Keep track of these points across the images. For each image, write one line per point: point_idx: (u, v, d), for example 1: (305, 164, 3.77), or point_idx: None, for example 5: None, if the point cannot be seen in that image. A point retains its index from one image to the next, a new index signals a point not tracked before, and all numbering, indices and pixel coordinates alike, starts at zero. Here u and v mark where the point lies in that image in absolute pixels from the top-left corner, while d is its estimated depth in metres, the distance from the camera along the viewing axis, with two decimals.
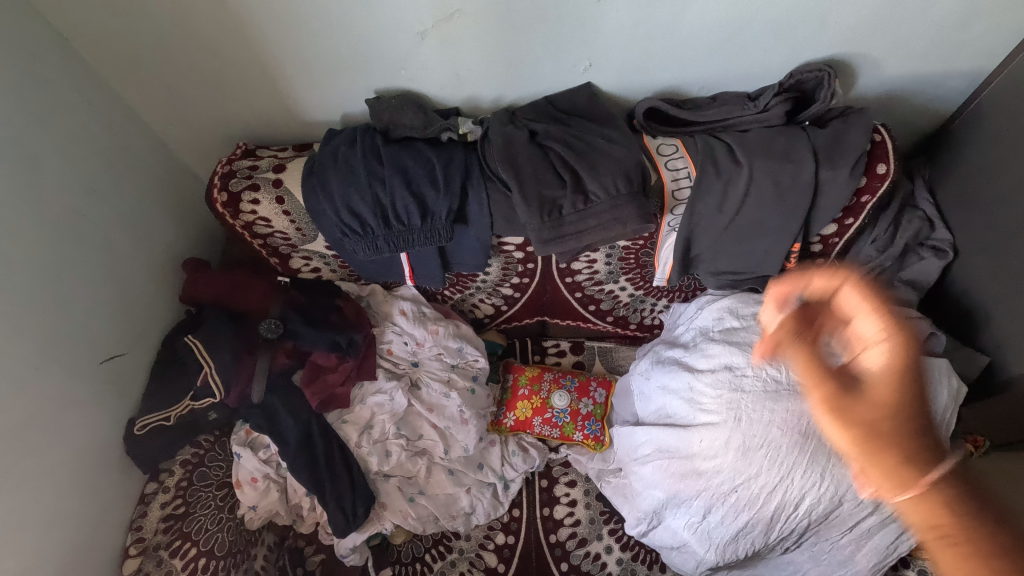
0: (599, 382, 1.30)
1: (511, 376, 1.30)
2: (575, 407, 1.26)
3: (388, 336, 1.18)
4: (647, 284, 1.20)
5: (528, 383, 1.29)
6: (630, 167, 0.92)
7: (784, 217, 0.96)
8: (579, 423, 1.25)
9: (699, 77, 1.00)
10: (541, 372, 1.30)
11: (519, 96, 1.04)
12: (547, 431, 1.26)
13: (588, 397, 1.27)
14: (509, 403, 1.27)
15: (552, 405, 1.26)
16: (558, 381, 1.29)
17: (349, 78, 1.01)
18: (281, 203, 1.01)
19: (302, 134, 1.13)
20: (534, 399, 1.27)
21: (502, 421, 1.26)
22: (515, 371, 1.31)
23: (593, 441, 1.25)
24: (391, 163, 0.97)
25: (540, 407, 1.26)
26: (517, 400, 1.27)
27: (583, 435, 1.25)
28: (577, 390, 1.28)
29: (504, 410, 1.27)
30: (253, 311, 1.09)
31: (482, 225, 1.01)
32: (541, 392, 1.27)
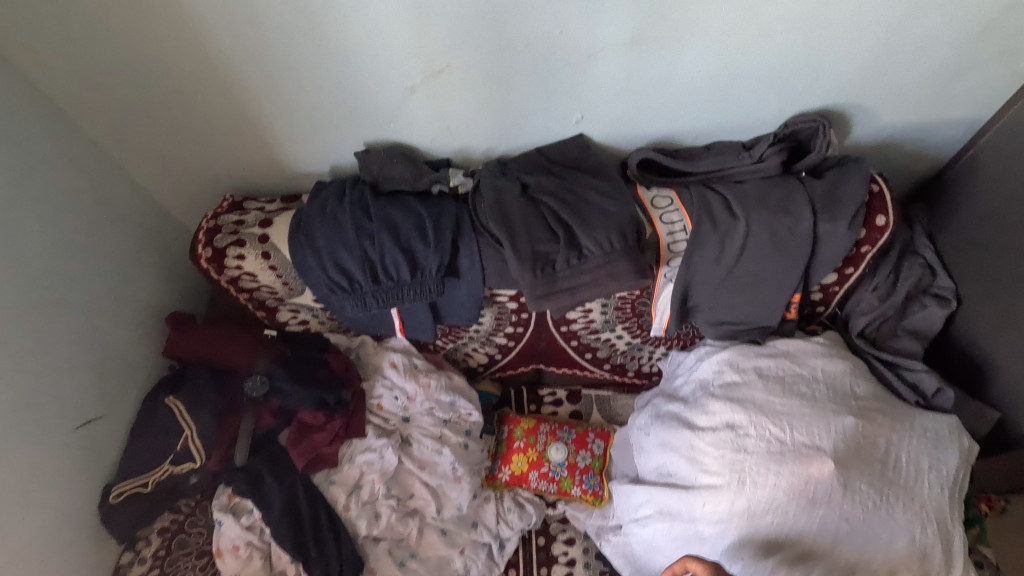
0: (597, 432, 1.26)
1: (506, 428, 1.26)
2: (572, 460, 1.22)
3: (377, 391, 1.15)
4: (644, 332, 1.17)
5: (523, 434, 1.25)
6: (624, 222, 0.90)
7: (783, 269, 0.94)
8: (577, 478, 1.21)
9: (692, 127, 0.99)
10: (537, 423, 1.26)
11: (511, 147, 1.03)
12: (544, 487, 1.21)
13: (585, 449, 1.24)
14: (504, 457, 1.23)
15: (549, 458, 1.22)
16: (555, 432, 1.25)
17: (338, 132, 1.00)
18: (268, 258, 0.98)
19: (292, 185, 1.11)
20: (529, 452, 1.23)
21: (497, 476, 1.21)
22: (510, 422, 1.27)
23: (592, 497, 1.21)
24: (380, 219, 0.94)
25: (536, 461, 1.22)
26: (513, 453, 1.23)
27: (581, 490, 1.21)
28: (574, 441, 1.24)
29: (499, 464, 1.22)
30: (239, 368, 1.06)
31: (474, 279, 0.98)
32: (537, 445, 1.24)
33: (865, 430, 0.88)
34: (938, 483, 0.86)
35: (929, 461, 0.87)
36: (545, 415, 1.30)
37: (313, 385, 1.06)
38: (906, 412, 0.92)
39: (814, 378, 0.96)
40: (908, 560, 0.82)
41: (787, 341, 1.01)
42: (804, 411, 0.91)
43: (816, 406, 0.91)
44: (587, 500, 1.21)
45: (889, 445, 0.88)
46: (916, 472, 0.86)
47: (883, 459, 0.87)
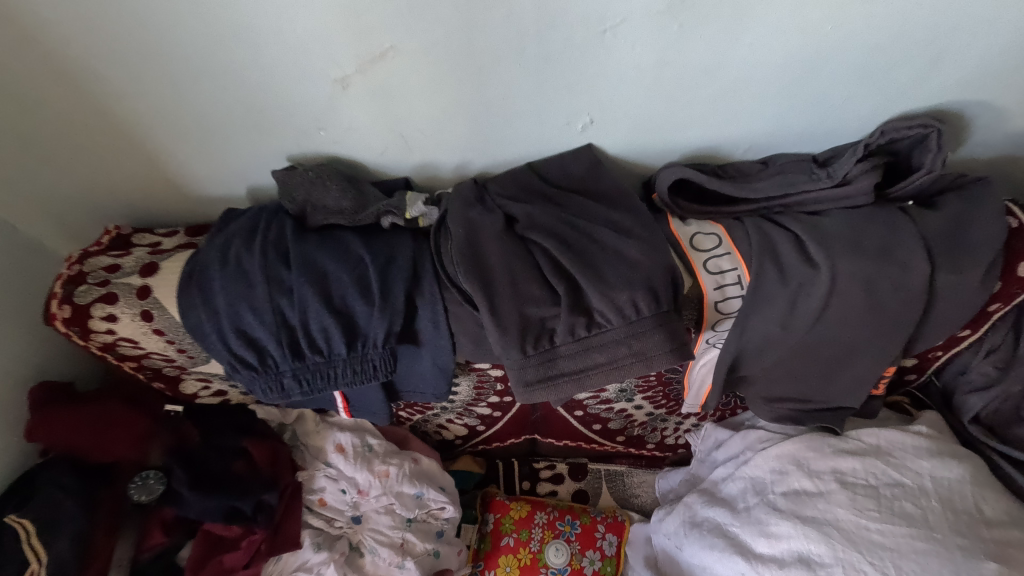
0: (608, 525, 0.97)
1: (491, 518, 0.98)
2: (576, 565, 0.92)
3: (319, 483, 0.87)
4: (671, 402, 0.89)
5: (513, 528, 0.96)
6: (655, 275, 0.61)
7: (878, 338, 0.66)
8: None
9: (746, 135, 0.70)
10: (531, 512, 0.98)
11: (491, 163, 0.74)
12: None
13: (593, 550, 0.94)
14: (487, 558, 0.95)
15: (545, 563, 0.93)
16: (554, 525, 0.96)
17: (249, 142, 0.71)
18: (150, 319, 0.70)
19: (200, 211, 0.82)
20: (520, 552, 0.94)
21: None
22: (497, 510, 0.98)
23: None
24: (303, 267, 0.66)
25: (528, 566, 0.93)
26: (499, 553, 0.95)
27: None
28: (579, 539, 0.95)
29: (480, 568, 0.94)
30: (127, 462, 0.79)
31: (439, 348, 0.70)
32: (531, 543, 0.95)
33: None
34: None
35: None
36: (541, 499, 1.01)
37: (221, 487, 0.77)
38: None
39: (923, 491, 0.67)
40: None
41: (876, 432, 0.73)
42: (916, 550, 0.63)
43: (932, 540, 0.63)
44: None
45: None
46: None
47: None
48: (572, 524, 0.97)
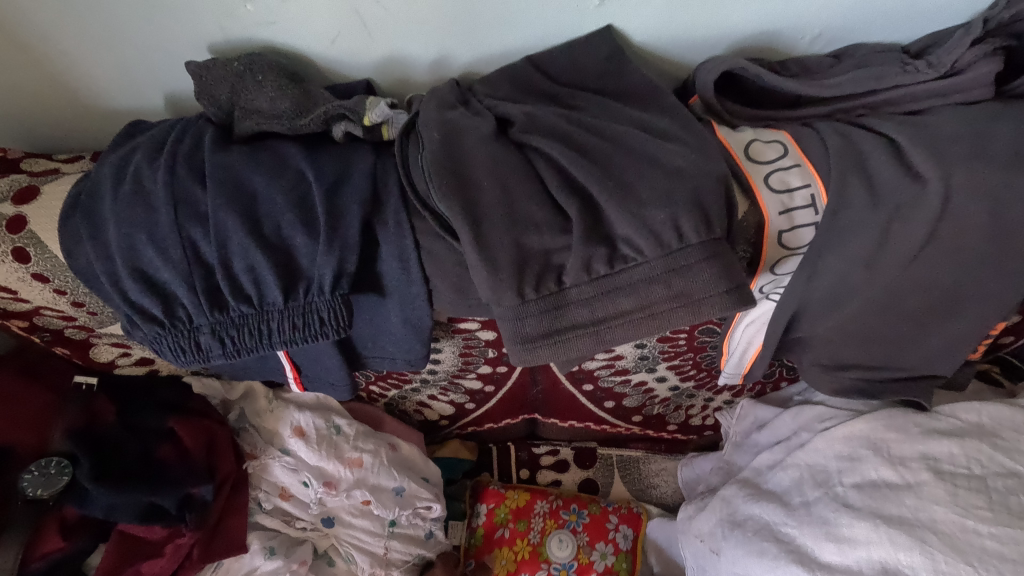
0: (622, 516, 0.83)
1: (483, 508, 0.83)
2: (585, 560, 0.79)
3: (274, 473, 0.71)
4: (701, 373, 0.73)
5: (510, 518, 0.82)
6: (704, 188, 0.44)
7: (989, 280, 0.50)
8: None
9: (817, 14, 0.53)
10: (531, 502, 0.83)
11: (480, 57, 0.56)
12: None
13: (605, 541, 0.81)
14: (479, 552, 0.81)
15: (548, 556, 0.79)
16: (557, 516, 0.82)
17: (156, 24, 0.53)
18: (25, 261, 0.53)
19: (105, 132, 0.64)
20: (519, 544, 0.80)
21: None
22: (490, 499, 0.83)
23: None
24: (224, 187, 0.49)
25: (528, 560, 0.79)
26: (493, 546, 0.81)
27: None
28: (587, 529, 0.82)
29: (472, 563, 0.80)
30: (32, 444, 0.61)
31: (410, 297, 0.53)
32: (531, 534, 0.81)
33: None
34: None
35: None
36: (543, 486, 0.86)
37: (140, 479, 0.61)
38: None
39: None
40: None
41: (975, 407, 0.57)
42: None
43: None
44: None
45: None
46: None
47: None
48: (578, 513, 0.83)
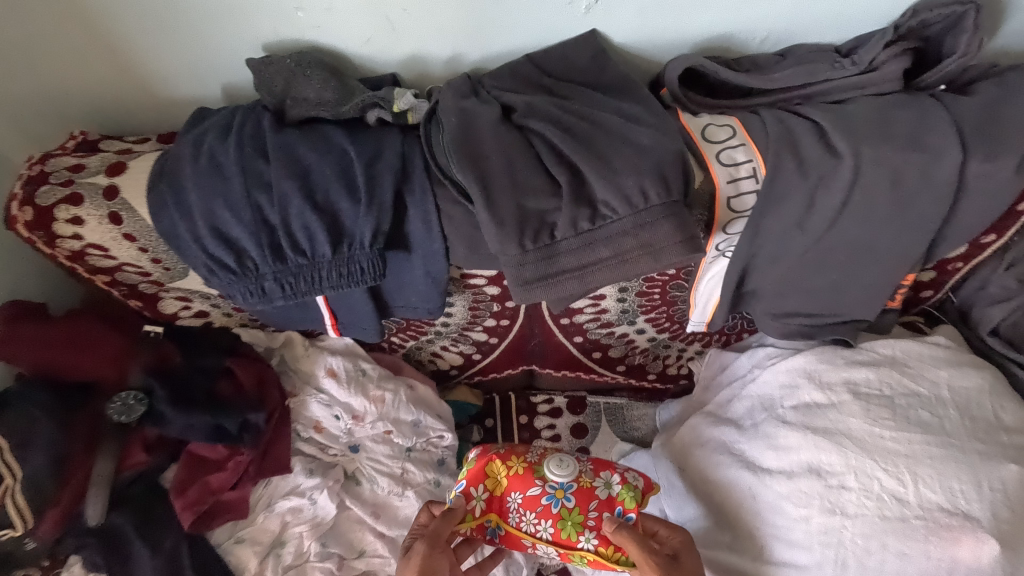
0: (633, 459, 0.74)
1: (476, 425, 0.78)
2: (585, 484, 0.68)
3: (311, 410, 0.83)
4: (675, 325, 0.85)
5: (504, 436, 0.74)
6: (665, 161, 0.56)
7: (898, 237, 0.62)
8: (591, 520, 0.66)
9: (762, 21, 0.65)
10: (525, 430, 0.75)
11: (487, 55, 0.68)
12: (530, 524, 0.67)
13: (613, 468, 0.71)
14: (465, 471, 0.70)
15: (544, 475, 0.69)
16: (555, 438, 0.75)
17: (220, 28, 0.65)
18: (119, 223, 0.65)
19: (170, 118, 0.76)
20: (512, 458, 0.70)
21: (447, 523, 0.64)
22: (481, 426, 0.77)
23: (617, 554, 0.66)
24: (283, 162, 0.61)
25: (520, 477, 0.69)
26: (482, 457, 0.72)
27: (597, 539, 0.66)
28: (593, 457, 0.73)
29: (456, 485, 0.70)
30: (108, 383, 0.73)
31: (432, 252, 0.65)
32: (528, 450, 0.72)
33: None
34: None
35: None
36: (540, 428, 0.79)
37: (209, 406, 0.74)
38: None
39: (939, 400, 0.65)
40: None
41: (891, 343, 0.70)
42: (933, 455, 0.60)
43: (950, 446, 0.61)
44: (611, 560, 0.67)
45: None
46: None
47: None
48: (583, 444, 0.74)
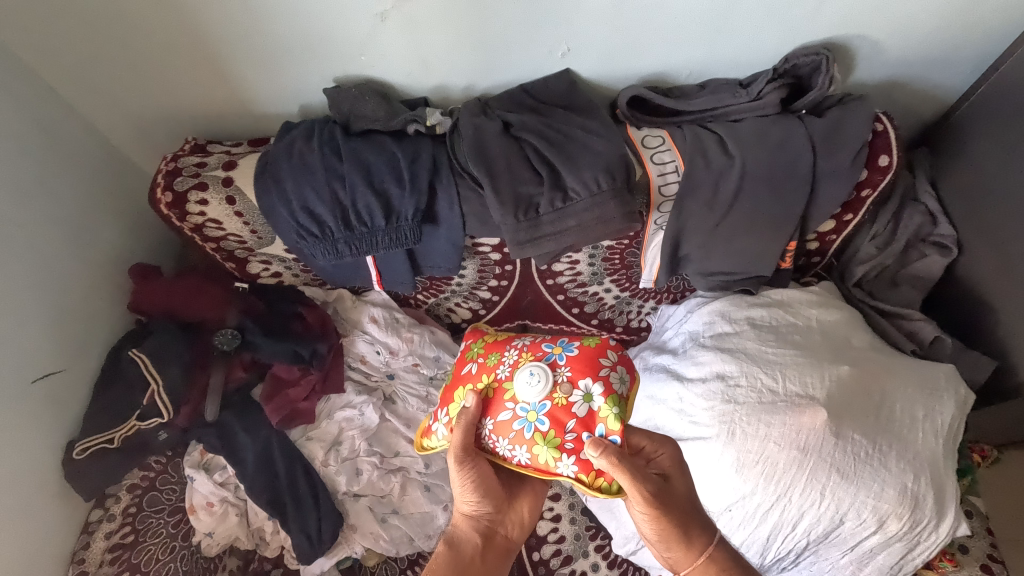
0: (619, 356, 0.81)
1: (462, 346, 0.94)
2: (556, 404, 0.75)
3: (358, 346, 1.10)
4: (633, 285, 1.12)
5: (480, 350, 0.88)
6: (613, 161, 0.84)
7: (778, 214, 0.89)
8: (567, 442, 0.73)
9: (686, 63, 0.92)
10: (512, 337, 0.89)
11: (491, 85, 0.95)
12: (505, 450, 0.76)
13: (589, 378, 0.77)
14: (446, 389, 0.88)
15: (515, 396, 0.78)
16: (536, 346, 0.84)
17: (303, 67, 0.92)
18: (232, 204, 0.93)
19: (258, 128, 1.03)
20: (481, 380, 0.83)
21: (430, 429, 0.86)
22: (469, 337, 0.94)
23: (592, 473, 0.73)
24: (352, 160, 0.88)
25: (492, 403, 0.80)
26: (457, 386, 0.86)
27: (575, 465, 0.73)
28: (569, 364, 0.79)
29: (437, 404, 0.88)
30: (202, 322, 1.01)
31: (453, 225, 0.93)
32: (498, 369, 0.82)
33: (860, 377, 0.86)
34: (933, 431, 0.83)
35: (925, 410, 0.84)
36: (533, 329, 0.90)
37: (290, 338, 1.02)
38: (902, 361, 0.89)
39: (809, 328, 0.93)
40: (899, 508, 0.80)
41: (781, 291, 0.98)
42: (798, 361, 0.88)
43: (810, 356, 0.88)
44: (592, 486, 0.73)
45: (885, 394, 0.85)
46: (912, 422, 0.83)
47: (878, 406, 0.84)
48: (565, 349, 0.82)
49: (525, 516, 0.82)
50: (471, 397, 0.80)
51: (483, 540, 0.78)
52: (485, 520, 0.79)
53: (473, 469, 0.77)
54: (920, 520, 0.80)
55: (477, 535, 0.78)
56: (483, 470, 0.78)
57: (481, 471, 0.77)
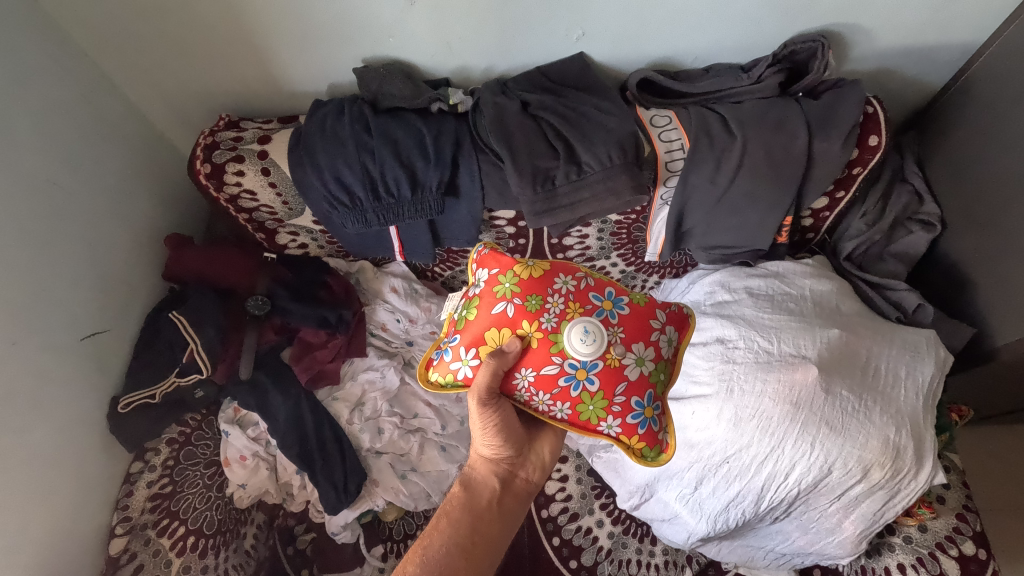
0: (667, 315, 0.83)
1: (483, 274, 0.82)
2: (607, 368, 0.76)
3: (379, 314, 1.19)
4: (638, 259, 1.19)
5: (516, 288, 0.79)
6: (624, 137, 0.91)
7: (777, 189, 0.96)
8: (614, 405, 0.77)
9: (692, 48, 0.98)
10: (552, 273, 0.80)
11: (510, 67, 1.02)
12: (545, 403, 0.78)
13: (642, 343, 0.78)
14: (470, 326, 0.80)
15: (563, 351, 0.76)
16: (584, 296, 0.79)
17: (334, 47, 0.97)
18: (267, 175, 1.00)
19: (287, 105, 1.09)
20: (521, 326, 0.77)
21: (447, 368, 0.80)
22: (492, 264, 0.82)
23: (634, 434, 0.78)
24: (381, 134, 0.95)
25: (537, 355, 0.77)
26: (485, 325, 0.79)
27: (619, 427, 0.78)
28: (623, 324, 0.78)
29: (457, 340, 0.81)
30: (233, 290, 1.07)
31: (473, 197, 0.99)
32: (542, 318, 0.77)
33: (848, 340, 0.94)
34: (914, 390, 0.92)
35: (906, 369, 0.93)
36: (569, 264, 0.83)
37: (318, 304, 1.11)
38: (889, 327, 0.98)
39: (803, 297, 1.00)
40: (881, 458, 0.88)
41: (777, 263, 1.05)
42: (791, 325, 0.95)
43: (803, 320, 0.96)
44: (630, 446, 0.79)
45: (870, 355, 0.94)
46: (895, 379, 0.92)
47: (864, 367, 0.93)
48: (617, 304, 0.80)
49: (545, 457, 0.86)
50: (513, 343, 0.76)
51: (500, 482, 0.81)
52: (505, 462, 0.83)
53: (496, 412, 0.77)
54: (900, 469, 0.88)
55: (494, 478, 0.81)
56: (504, 414, 0.79)
57: (503, 416, 0.79)
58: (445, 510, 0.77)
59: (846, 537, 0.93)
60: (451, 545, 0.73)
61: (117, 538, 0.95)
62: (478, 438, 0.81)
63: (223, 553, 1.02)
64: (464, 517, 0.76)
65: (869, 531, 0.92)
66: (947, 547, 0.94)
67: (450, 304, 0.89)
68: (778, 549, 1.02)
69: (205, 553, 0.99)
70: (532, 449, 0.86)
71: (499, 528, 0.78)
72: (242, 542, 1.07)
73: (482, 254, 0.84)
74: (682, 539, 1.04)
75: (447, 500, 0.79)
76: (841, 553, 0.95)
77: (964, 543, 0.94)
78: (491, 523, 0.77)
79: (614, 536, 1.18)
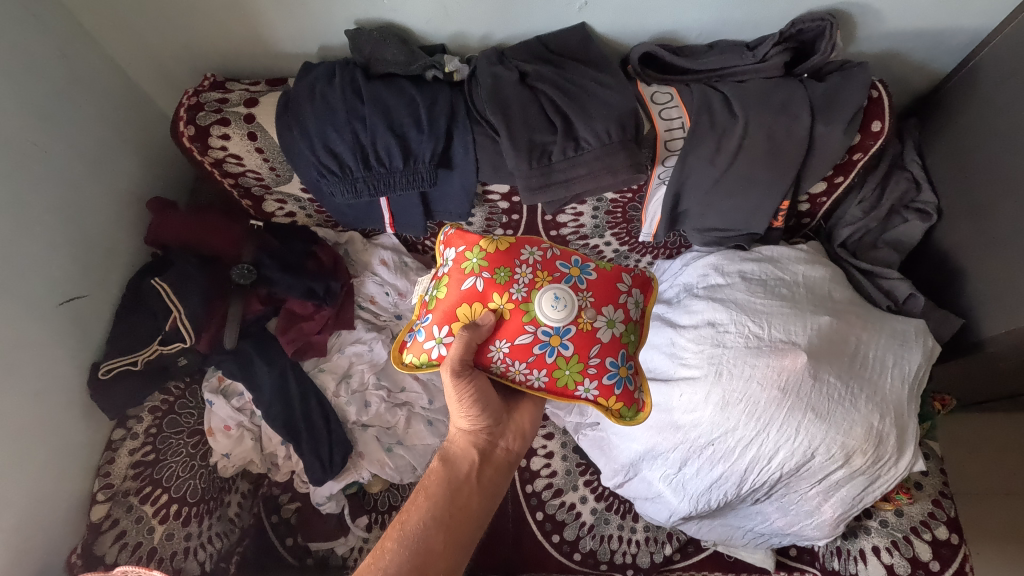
0: (633, 279, 0.83)
1: (451, 253, 0.83)
2: (582, 332, 0.76)
3: (368, 287, 1.19)
4: (632, 240, 1.18)
5: (483, 262, 0.79)
6: (623, 114, 0.89)
7: (776, 173, 0.94)
8: (590, 367, 0.76)
9: (698, 22, 0.95)
10: (517, 246, 0.81)
11: (509, 35, 0.98)
12: (521, 373, 0.76)
13: (611, 305, 0.79)
14: (440, 304, 0.80)
15: (536, 319, 0.76)
16: (550, 264, 0.80)
17: (326, 7, 0.92)
18: (253, 139, 0.97)
19: (276, 66, 1.04)
20: (492, 299, 0.77)
21: (421, 348, 0.80)
22: (459, 242, 0.83)
23: (612, 399, 0.78)
24: (372, 99, 0.91)
25: (510, 326, 0.76)
26: (456, 301, 0.78)
27: (596, 389, 0.77)
28: (591, 288, 0.79)
29: (429, 320, 0.81)
30: (216, 258, 1.05)
31: (467, 170, 0.97)
32: (512, 290, 0.77)
33: (838, 328, 0.94)
34: (900, 379, 0.93)
35: (894, 358, 0.94)
36: (533, 237, 0.84)
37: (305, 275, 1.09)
38: (879, 316, 0.99)
39: (795, 282, 1.00)
40: (863, 445, 0.89)
41: (771, 248, 1.05)
42: (782, 311, 0.95)
43: (794, 306, 0.96)
44: (608, 408, 0.78)
45: (858, 343, 0.94)
46: (881, 368, 0.93)
47: (852, 354, 0.93)
48: (584, 270, 0.80)
49: (525, 426, 0.86)
50: (486, 317, 0.76)
51: (479, 454, 0.81)
52: (484, 433, 0.82)
53: (471, 384, 0.76)
54: (882, 455, 0.89)
55: (474, 450, 0.81)
56: (479, 385, 0.77)
57: (477, 387, 0.77)
58: (424, 484, 0.77)
59: (824, 519, 0.94)
60: (429, 519, 0.73)
61: (97, 505, 0.93)
62: (455, 411, 0.80)
63: (206, 521, 1.02)
64: (442, 491, 0.76)
65: (846, 514, 0.94)
66: (922, 531, 0.97)
67: (422, 286, 0.89)
68: (757, 529, 1.03)
69: (189, 521, 0.99)
70: (511, 418, 0.85)
71: (477, 501, 0.77)
72: (226, 509, 1.07)
73: (450, 234, 0.85)
74: (664, 517, 1.05)
75: (426, 475, 0.78)
76: (818, 534, 0.97)
77: (938, 528, 0.96)
78: (470, 497, 0.77)
79: (597, 513, 1.19)
